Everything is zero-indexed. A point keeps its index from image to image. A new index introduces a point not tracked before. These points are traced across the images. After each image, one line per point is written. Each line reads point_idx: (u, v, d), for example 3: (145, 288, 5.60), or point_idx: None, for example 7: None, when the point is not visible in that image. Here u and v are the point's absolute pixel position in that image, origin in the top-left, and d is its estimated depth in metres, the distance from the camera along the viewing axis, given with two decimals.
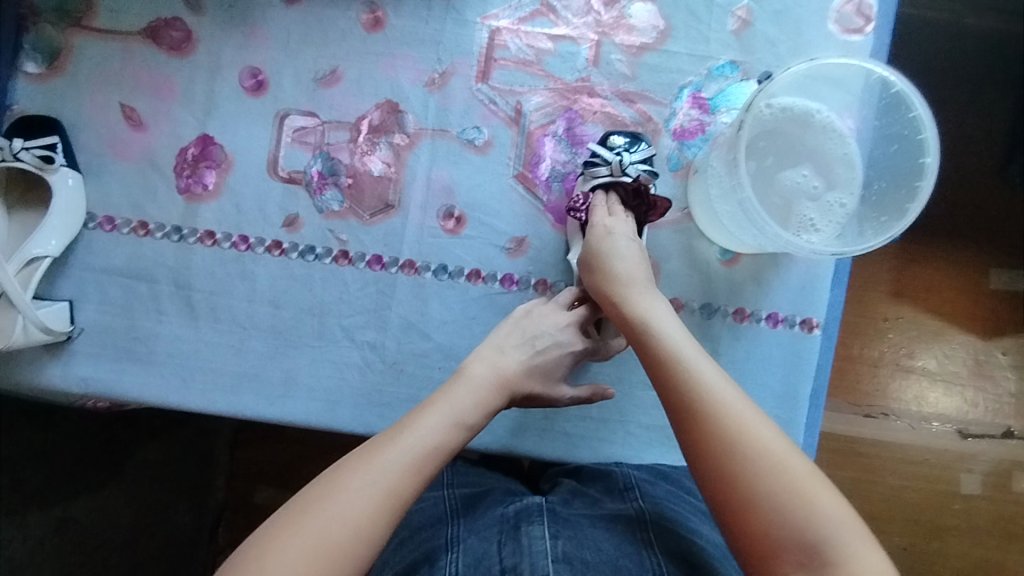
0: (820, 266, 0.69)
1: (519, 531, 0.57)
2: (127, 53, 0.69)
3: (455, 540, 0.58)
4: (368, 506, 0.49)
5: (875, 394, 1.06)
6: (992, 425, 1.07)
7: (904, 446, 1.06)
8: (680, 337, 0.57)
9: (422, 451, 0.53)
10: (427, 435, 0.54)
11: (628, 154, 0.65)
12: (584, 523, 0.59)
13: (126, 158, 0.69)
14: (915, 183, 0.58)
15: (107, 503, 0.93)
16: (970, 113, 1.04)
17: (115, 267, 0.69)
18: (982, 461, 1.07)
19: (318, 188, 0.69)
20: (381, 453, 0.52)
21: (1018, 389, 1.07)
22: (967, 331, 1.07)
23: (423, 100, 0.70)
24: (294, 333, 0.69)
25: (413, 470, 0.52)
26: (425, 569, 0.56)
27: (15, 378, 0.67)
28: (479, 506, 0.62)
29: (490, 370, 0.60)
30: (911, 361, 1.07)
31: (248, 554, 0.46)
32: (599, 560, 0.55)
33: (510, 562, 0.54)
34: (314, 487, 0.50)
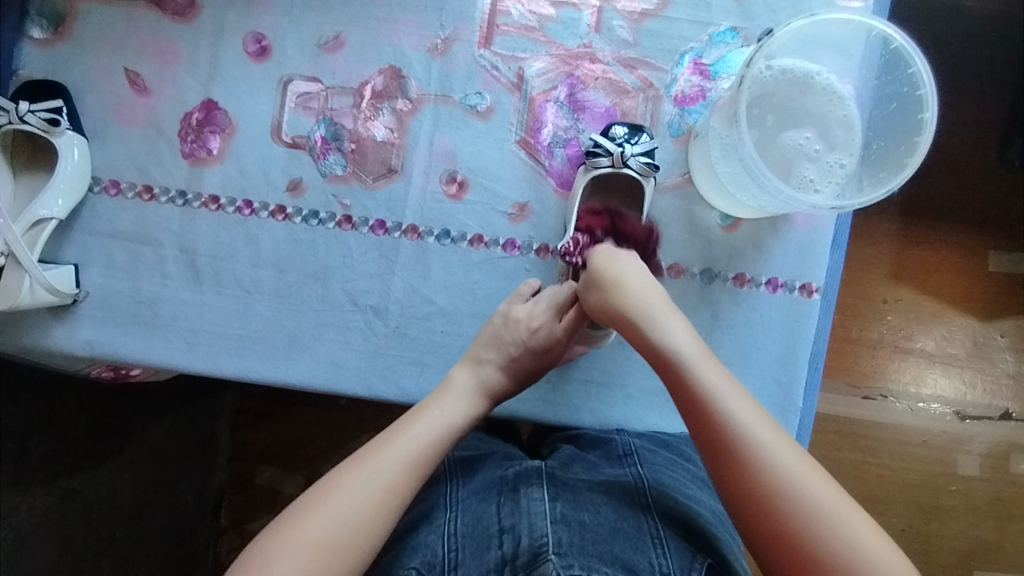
0: (819, 232, 0.70)
1: (518, 493, 0.56)
2: (132, 19, 0.70)
3: (454, 500, 0.58)
4: (369, 499, 0.51)
5: (874, 376, 1.07)
6: (990, 407, 1.08)
7: (902, 428, 1.07)
8: (705, 361, 0.56)
9: (421, 451, 0.55)
10: (424, 433, 0.56)
11: (629, 147, 0.66)
12: (583, 487, 0.58)
13: (131, 123, 0.70)
14: (914, 139, 0.58)
15: (111, 477, 0.93)
16: (968, 92, 1.05)
17: (120, 231, 0.69)
18: (979, 443, 1.07)
19: (322, 153, 0.70)
20: (380, 453, 0.54)
21: (1016, 370, 1.07)
22: (965, 313, 1.07)
23: (425, 65, 0.70)
24: (297, 298, 0.70)
25: (413, 465, 0.54)
26: (423, 527, 0.57)
27: (20, 341, 0.68)
28: (478, 467, 0.62)
29: (479, 377, 0.63)
30: (910, 343, 1.07)
31: (255, 554, 0.47)
32: (597, 522, 0.54)
33: (509, 522, 0.53)
34: (318, 484, 0.52)
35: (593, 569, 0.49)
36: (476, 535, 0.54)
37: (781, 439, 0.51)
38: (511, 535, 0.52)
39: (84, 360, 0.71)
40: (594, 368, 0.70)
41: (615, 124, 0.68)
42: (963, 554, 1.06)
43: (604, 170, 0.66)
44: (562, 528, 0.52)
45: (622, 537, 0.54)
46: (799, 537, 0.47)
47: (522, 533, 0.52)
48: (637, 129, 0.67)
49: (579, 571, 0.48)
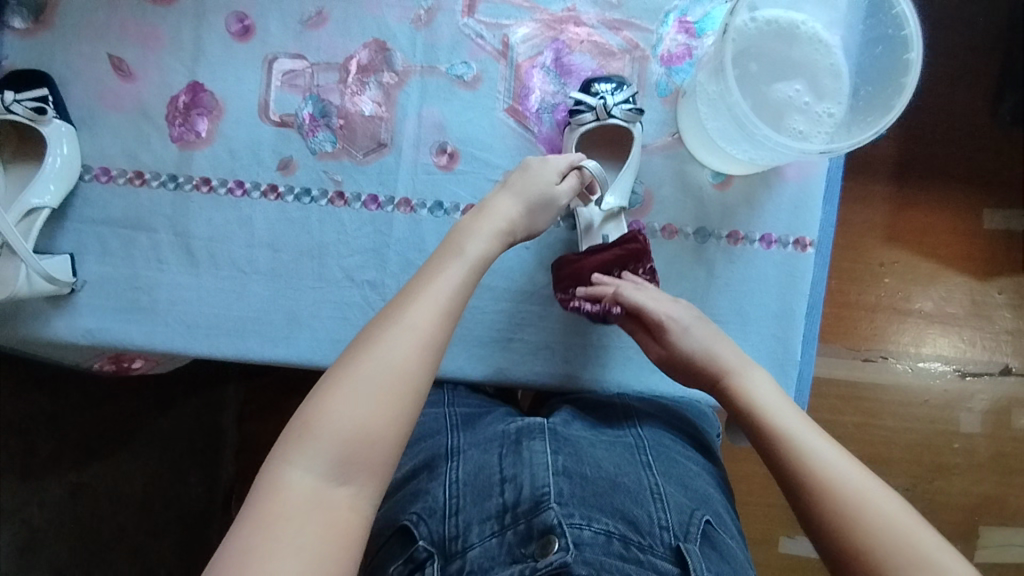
0: (810, 186, 0.70)
1: (520, 445, 0.56)
2: (113, 3, 0.69)
3: (456, 451, 0.58)
4: (410, 351, 0.48)
5: (874, 338, 1.07)
6: (991, 363, 1.08)
7: (904, 389, 1.08)
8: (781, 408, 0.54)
9: (451, 291, 0.53)
10: (452, 279, 0.53)
11: (611, 98, 0.66)
12: (583, 442, 0.58)
13: (118, 108, 0.70)
14: (901, 81, 0.58)
15: (119, 471, 0.94)
16: (957, 46, 1.05)
17: (113, 218, 0.69)
18: (981, 400, 1.08)
19: (310, 131, 0.70)
20: (408, 308, 0.51)
21: (1015, 326, 1.08)
22: (963, 270, 1.08)
23: (409, 37, 0.70)
24: (294, 276, 0.70)
25: (442, 317, 0.51)
26: (424, 475, 0.57)
27: (20, 332, 0.68)
28: (479, 423, 0.62)
29: (504, 211, 0.59)
30: (908, 304, 1.08)
31: (308, 408, 0.46)
32: (598, 475, 0.55)
33: (510, 472, 0.54)
34: (352, 346, 0.49)
35: (593, 519, 0.51)
36: (478, 483, 0.54)
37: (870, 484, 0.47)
38: (513, 484, 0.53)
39: (85, 348, 0.71)
40: (592, 332, 0.70)
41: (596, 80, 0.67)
42: (968, 511, 1.07)
43: (591, 125, 0.66)
44: (563, 480, 0.53)
45: (623, 491, 0.54)
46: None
47: (524, 483, 0.52)
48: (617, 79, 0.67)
49: (579, 521, 0.50)
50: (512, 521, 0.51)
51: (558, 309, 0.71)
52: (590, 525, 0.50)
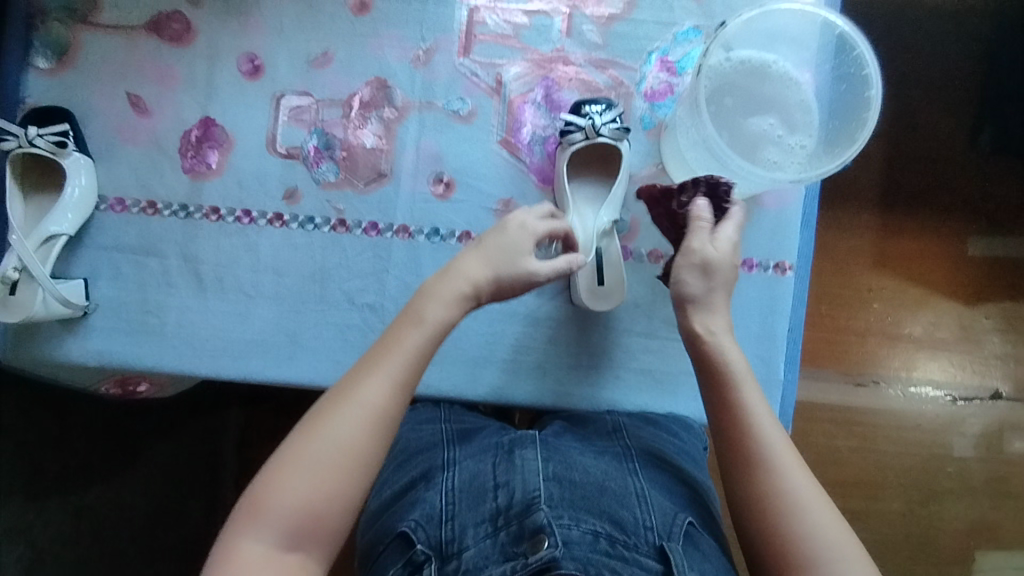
0: (788, 213, 0.74)
1: (513, 454, 0.59)
2: (132, 45, 0.74)
3: (452, 462, 0.60)
4: (357, 432, 0.51)
5: (864, 362, 1.10)
6: (981, 388, 1.11)
7: (896, 413, 1.10)
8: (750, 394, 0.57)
9: (406, 365, 0.54)
10: (406, 350, 0.54)
11: (599, 118, 0.70)
12: (573, 451, 0.61)
13: (134, 142, 0.74)
14: (863, 115, 0.63)
15: (121, 494, 0.95)
16: (932, 82, 1.10)
17: (126, 245, 0.73)
18: (972, 423, 1.10)
19: (315, 162, 0.74)
20: (364, 380, 0.53)
21: (1002, 350, 1.11)
22: (948, 296, 1.11)
23: (409, 75, 0.75)
24: (297, 300, 0.73)
25: (397, 390, 0.53)
26: (422, 485, 0.59)
27: (34, 353, 0.71)
28: (474, 436, 0.64)
29: (468, 271, 0.59)
30: (897, 329, 1.10)
31: (264, 475, 0.50)
32: (587, 480, 0.57)
33: (503, 478, 0.56)
34: (308, 416, 0.52)
35: (581, 520, 0.53)
36: (472, 489, 0.56)
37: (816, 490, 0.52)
38: (506, 489, 0.55)
39: (95, 370, 0.74)
40: (582, 352, 0.73)
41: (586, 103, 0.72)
42: (964, 535, 1.08)
43: (577, 143, 0.70)
44: (553, 484, 0.55)
45: (609, 494, 0.56)
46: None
47: (516, 487, 0.55)
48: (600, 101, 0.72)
49: (567, 522, 0.53)
50: (505, 523, 0.53)
51: (550, 331, 0.74)
52: (578, 525, 0.53)
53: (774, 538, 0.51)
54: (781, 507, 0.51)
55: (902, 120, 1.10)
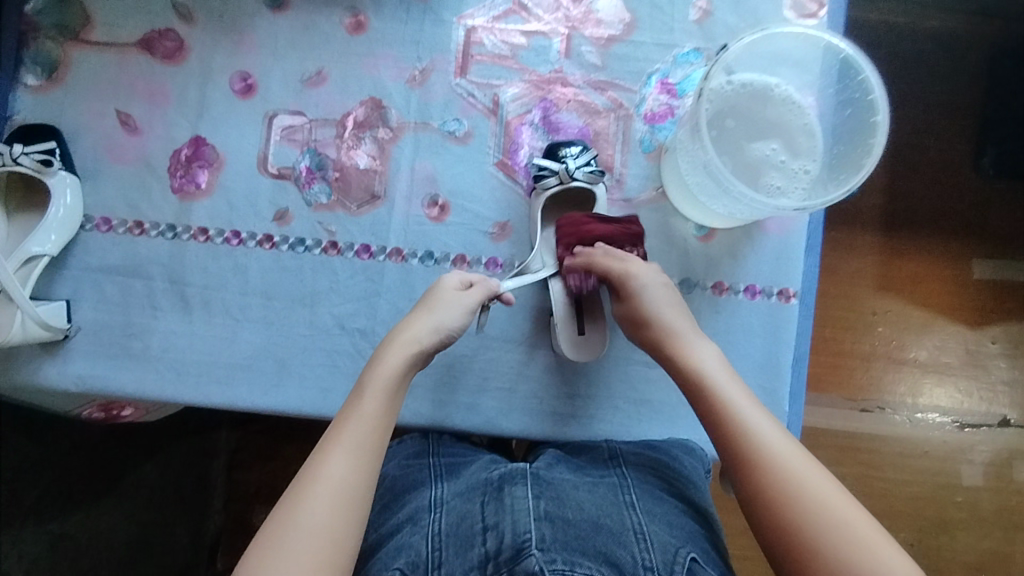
0: (792, 238, 0.72)
1: (502, 492, 0.56)
2: (123, 63, 0.73)
3: (439, 501, 0.57)
4: (332, 513, 0.48)
5: (869, 388, 1.07)
6: (988, 414, 1.08)
7: (902, 440, 1.07)
8: (728, 381, 0.58)
9: (367, 436, 0.52)
10: (369, 421, 0.53)
11: (572, 162, 0.68)
12: (565, 485, 0.58)
13: (122, 161, 0.72)
14: (869, 141, 0.62)
15: (103, 521, 0.92)
16: (937, 105, 1.09)
17: (112, 265, 0.71)
18: (981, 451, 1.07)
19: (307, 183, 0.72)
20: (329, 457, 0.50)
21: (1010, 376, 1.08)
22: (954, 320, 1.09)
23: (404, 96, 0.73)
24: (285, 324, 0.71)
25: (363, 459, 0.51)
26: (407, 529, 0.55)
27: (12, 377, 0.69)
28: (463, 472, 0.62)
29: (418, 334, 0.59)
30: (902, 353, 1.08)
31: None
32: (580, 518, 0.54)
33: (492, 520, 0.54)
34: (277, 507, 0.48)
35: (575, 563, 0.50)
36: (460, 532, 0.54)
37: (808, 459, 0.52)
38: (495, 532, 0.53)
39: (75, 395, 0.71)
40: (580, 381, 0.71)
41: (563, 145, 0.70)
42: (974, 568, 1.05)
43: (551, 188, 0.68)
44: (545, 525, 0.52)
45: (605, 532, 0.53)
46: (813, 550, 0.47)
47: (505, 530, 0.52)
48: (574, 144, 0.70)
49: (561, 566, 0.49)
50: (495, 570, 0.50)
51: (545, 358, 0.71)
52: (573, 569, 0.50)
53: (787, 526, 0.49)
54: (784, 490, 0.50)
55: (906, 143, 1.09)
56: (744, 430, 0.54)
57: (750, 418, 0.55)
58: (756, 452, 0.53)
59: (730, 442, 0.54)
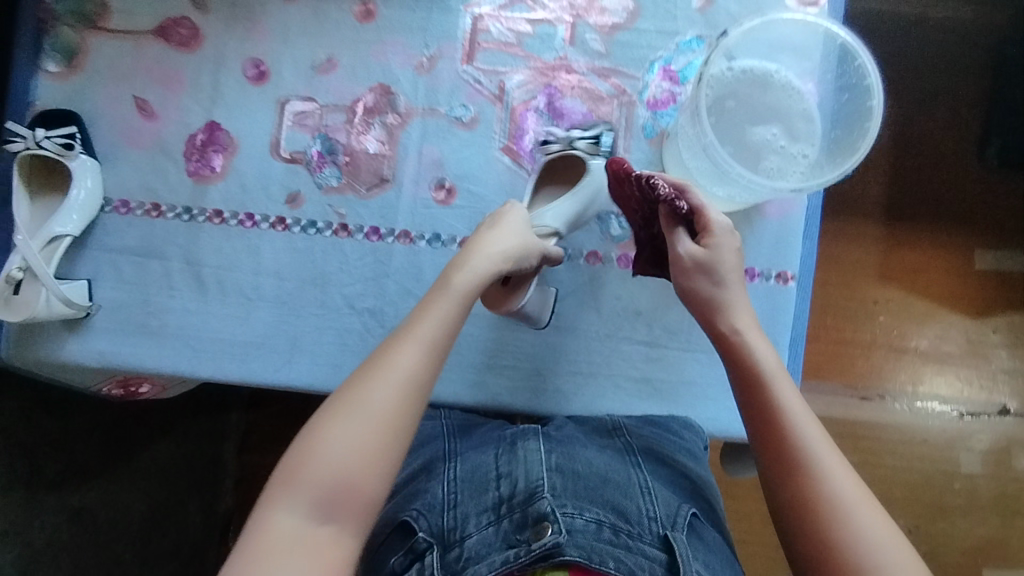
0: (791, 222, 0.74)
1: (515, 445, 0.59)
2: (139, 50, 0.75)
3: (453, 453, 0.61)
4: (403, 384, 0.52)
5: (871, 375, 1.11)
6: (988, 403, 1.12)
7: (904, 428, 1.11)
8: (785, 383, 0.56)
9: (438, 345, 0.54)
10: (418, 350, 0.53)
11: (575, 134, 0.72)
12: (576, 442, 0.61)
13: (139, 145, 0.75)
14: (866, 124, 0.64)
15: (120, 495, 0.94)
16: (937, 99, 1.13)
17: (130, 246, 0.74)
18: (980, 439, 1.11)
19: (318, 167, 0.74)
20: (372, 380, 0.51)
21: (1010, 365, 1.13)
22: (957, 310, 1.13)
23: (412, 82, 0.75)
24: (297, 303, 0.73)
25: (409, 390, 0.52)
26: (422, 475, 0.60)
27: (36, 353, 0.72)
28: (475, 431, 0.65)
29: (490, 258, 0.59)
30: (904, 342, 1.12)
31: (279, 476, 0.49)
32: (590, 471, 0.57)
33: (505, 468, 0.56)
34: (317, 417, 0.51)
35: (584, 508, 0.53)
36: (474, 479, 0.57)
37: (847, 466, 0.52)
38: (508, 478, 0.56)
39: (96, 371, 0.74)
40: (582, 360, 0.73)
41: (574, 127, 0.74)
42: (972, 552, 1.08)
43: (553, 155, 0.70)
44: (557, 474, 0.55)
45: (613, 485, 0.56)
46: (841, 555, 0.48)
47: (518, 477, 0.55)
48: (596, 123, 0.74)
49: (571, 510, 0.53)
50: (508, 511, 0.53)
51: (548, 338, 0.73)
52: (582, 514, 0.53)
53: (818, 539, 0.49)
54: (826, 505, 0.50)
55: (905, 140, 1.13)
56: (791, 432, 0.53)
57: (797, 416, 0.54)
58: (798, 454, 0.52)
59: (772, 439, 0.54)
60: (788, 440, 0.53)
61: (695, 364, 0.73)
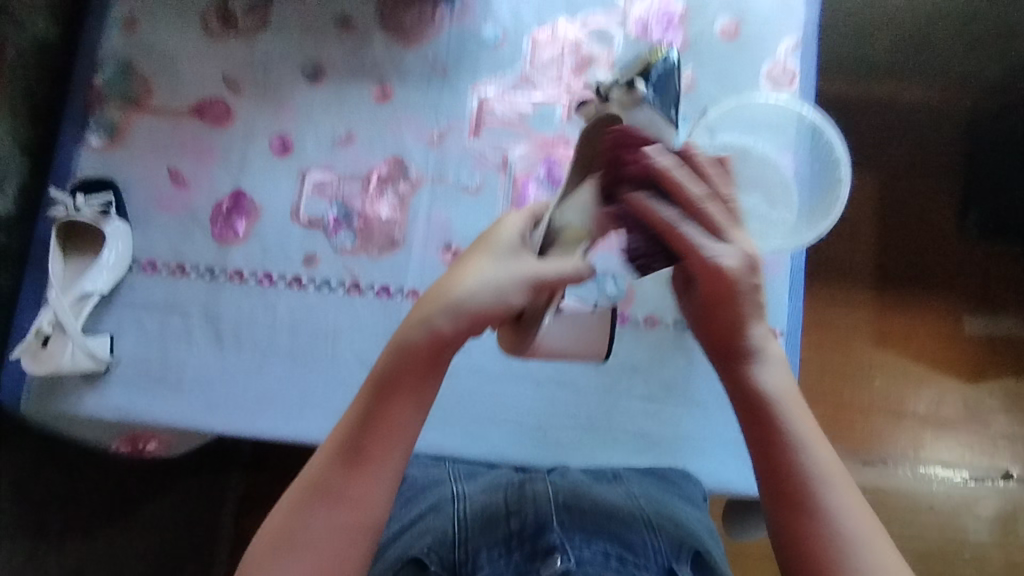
0: (776, 283, 0.78)
1: (523, 486, 0.65)
2: (176, 126, 0.83)
3: (462, 493, 0.65)
4: (375, 458, 0.55)
5: (872, 441, 1.14)
6: (992, 468, 1.14)
7: (909, 495, 1.12)
8: (797, 414, 0.58)
9: (382, 445, 0.55)
10: (386, 423, 0.55)
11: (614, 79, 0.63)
12: (582, 483, 0.66)
13: (169, 210, 0.81)
14: (836, 193, 0.73)
15: (121, 553, 0.98)
16: (910, 173, 1.22)
17: (154, 303, 0.78)
18: (986, 505, 1.12)
19: (333, 230, 0.80)
20: (342, 457, 0.55)
21: (1011, 430, 1.15)
22: (951, 374, 1.16)
23: (423, 154, 0.82)
24: (309, 358, 0.77)
25: (378, 467, 0.55)
26: (432, 515, 0.63)
27: (56, 406, 0.75)
28: (480, 474, 0.70)
29: (419, 323, 0.55)
30: (902, 406, 1.15)
31: (261, 550, 0.53)
32: (595, 507, 0.62)
33: (515, 506, 0.62)
34: (294, 492, 0.55)
35: (591, 542, 0.59)
36: (485, 516, 0.62)
37: (854, 497, 0.54)
38: (518, 515, 0.61)
39: (110, 424, 0.77)
40: (582, 414, 0.76)
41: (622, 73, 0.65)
42: None
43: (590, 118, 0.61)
44: (564, 511, 0.61)
45: (618, 521, 0.61)
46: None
47: (528, 514, 0.61)
48: (637, 66, 0.68)
49: (579, 543, 0.58)
50: (519, 545, 0.59)
51: (548, 391, 0.76)
52: (589, 546, 0.58)
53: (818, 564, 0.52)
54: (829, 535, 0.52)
55: (885, 212, 1.21)
56: (800, 463, 0.55)
57: (806, 444, 0.56)
58: (813, 486, 0.54)
59: (781, 467, 0.55)
60: (800, 475, 0.55)
61: (692, 419, 0.75)
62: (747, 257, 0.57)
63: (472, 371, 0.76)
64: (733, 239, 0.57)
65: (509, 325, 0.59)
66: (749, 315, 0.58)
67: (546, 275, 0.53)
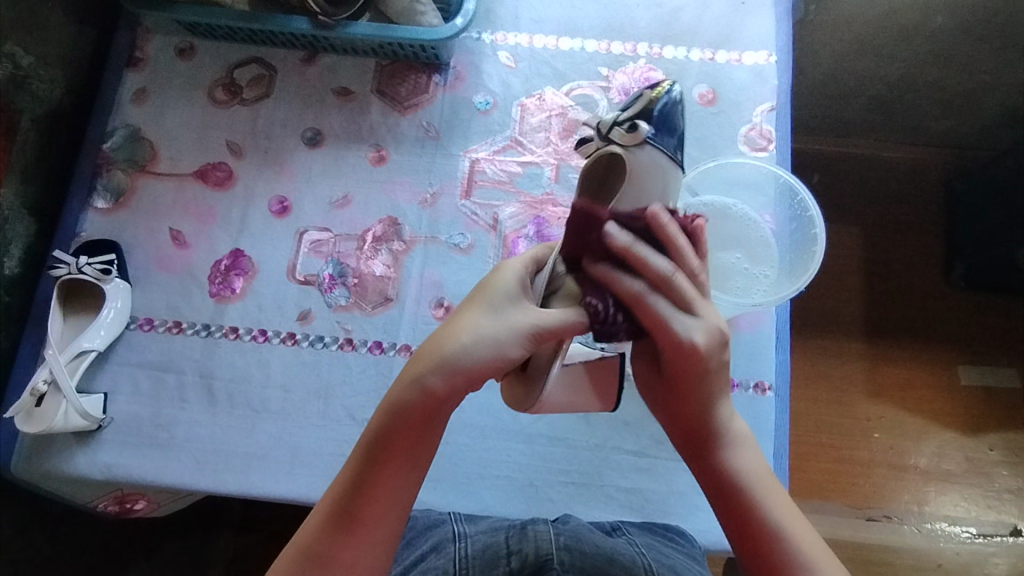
0: (762, 335, 0.77)
1: (525, 527, 0.65)
2: (180, 189, 0.86)
3: (463, 534, 0.66)
4: (369, 522, 0.55)
5: (874, 496, 1.12)
6: (998, 523, 1.12)
7: (915, 552, 1.10)
8: (766, 493, 0.58)
9: (379, 510, 0.55)
10: (380, 488, 0.55)
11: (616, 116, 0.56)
12: (585, 529, 0.66)
13: (169, 269, 0.83)
14: (812, 249, 0.76)
15: None
16: (892, 227, 1.26)
17: (149, 361, 0.79)
18: (997, 563, 1.10)
19: (328, 287, 0.82)
20: (333, 525, 0.55)
21: (1014, 483, 1.13)
22: (950, 427, 1.16)
23: (416, 215, 0.85)
24: (301, 415, 0.77)
25: (372, 533, 0.55)
26: (432, 554, 0.64)
27: (45, 465, 0.75)
28: (480, 518, 0.70)
29: (411, 382, 0.54)
30: (903, 461, 1.14)
31: None
32: (596, 550, 0.63)
33: (516, 546, 0.62)
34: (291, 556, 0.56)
35: None
36: (486, 556, 0.62)
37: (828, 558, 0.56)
38: (519, 554, 0.62)
39: (99, 484, 0.76)
40: (574, 470, 0.75)
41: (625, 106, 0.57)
42: None
43: (590, 162, 0.56)
44: (565, 552, 0.61)
45: (619, 564, 0.61)
46: None
47: (529, 552, 0.61)
48: (638, 96, 0.57)
49: None
50: None
51: (539, 447, 0.76)
52: None
53: None
54: None
55: (874, 265, 1.23)
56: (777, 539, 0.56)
57: (779, 520, 0.57)
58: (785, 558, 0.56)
59: (758, 545, 0.57)
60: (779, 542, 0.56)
61: (684, 474, 0.75)
62: (717, 324, 0.54)
63: (463, 427, 0.76)
64: (703, 313, 0.54)
65: (516, 373, 0.60)
66: (713, 396, 0.57)
67: (547, 327, 0.53)
